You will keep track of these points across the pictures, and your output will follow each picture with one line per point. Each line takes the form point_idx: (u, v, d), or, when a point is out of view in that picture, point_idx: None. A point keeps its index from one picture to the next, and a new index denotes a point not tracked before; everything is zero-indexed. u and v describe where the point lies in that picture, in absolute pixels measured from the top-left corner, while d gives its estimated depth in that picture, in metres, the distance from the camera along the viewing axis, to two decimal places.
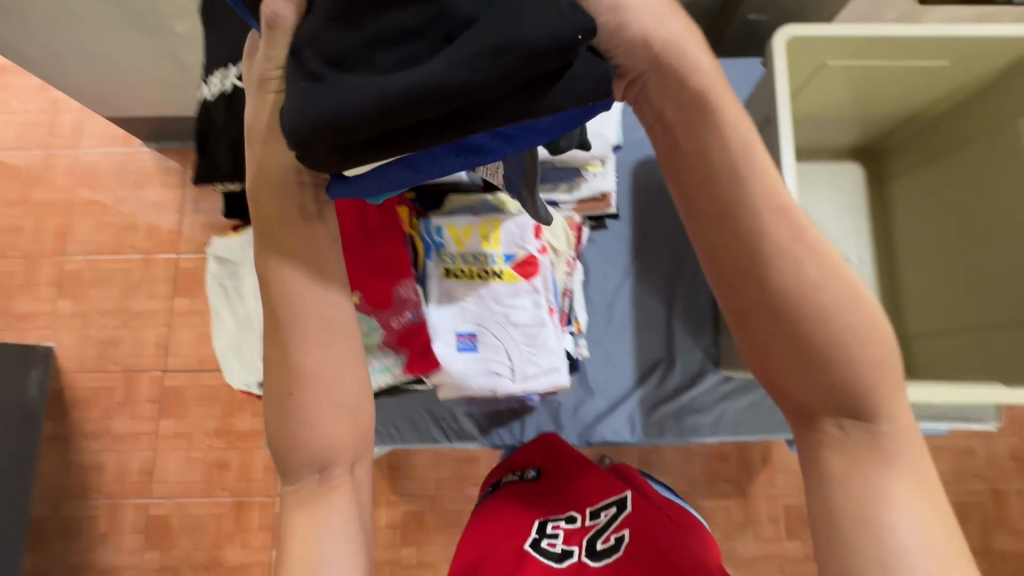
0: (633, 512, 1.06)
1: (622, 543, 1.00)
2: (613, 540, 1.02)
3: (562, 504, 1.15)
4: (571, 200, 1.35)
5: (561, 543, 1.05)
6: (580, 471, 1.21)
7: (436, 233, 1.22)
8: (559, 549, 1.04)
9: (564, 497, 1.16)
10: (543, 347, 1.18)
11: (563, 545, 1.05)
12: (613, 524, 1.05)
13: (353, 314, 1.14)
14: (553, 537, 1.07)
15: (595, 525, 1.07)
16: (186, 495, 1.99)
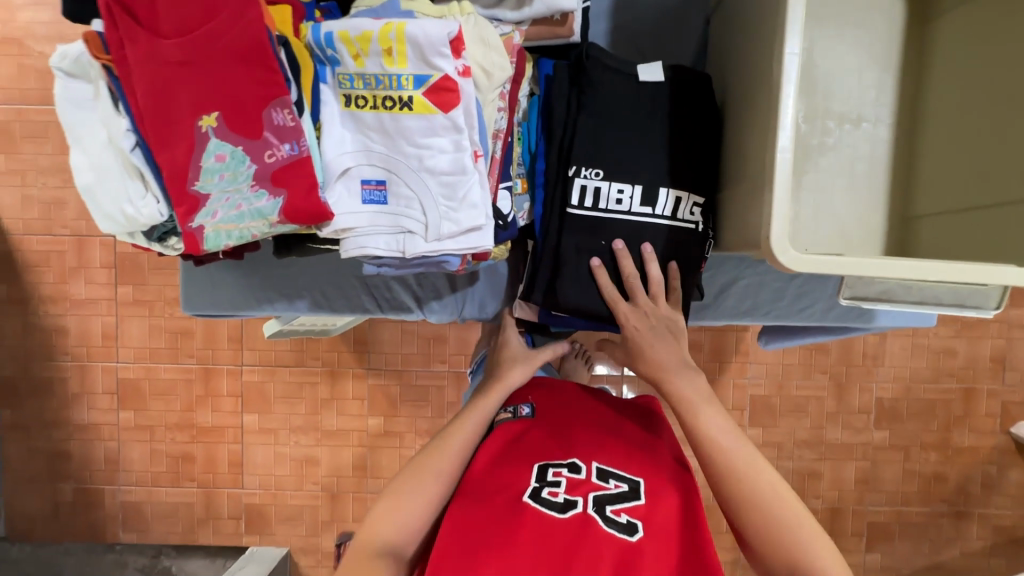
0: (653, 494, 0.79)
1: (637, 527, 0.74)
2: (624, 518, 0.75)
3: (570, 450, 0.86)
4: (523, 24, 0.79)
5: (564, 494, 0.78)
6: (597, 418, 0.93)
7: (324, 46, 0.63)
8: (561, 500, 0.77)
9: (572, 442, 0.87)
10: (468, 202, 0.68)
11: (566, 495, 0.78)
12: (626, 500, 0.78)
13: (209, 139, 0.59)
14: (553, 487, 0.79)
15: (604, 487, 0.79)
16: (153, 361, 1.98)
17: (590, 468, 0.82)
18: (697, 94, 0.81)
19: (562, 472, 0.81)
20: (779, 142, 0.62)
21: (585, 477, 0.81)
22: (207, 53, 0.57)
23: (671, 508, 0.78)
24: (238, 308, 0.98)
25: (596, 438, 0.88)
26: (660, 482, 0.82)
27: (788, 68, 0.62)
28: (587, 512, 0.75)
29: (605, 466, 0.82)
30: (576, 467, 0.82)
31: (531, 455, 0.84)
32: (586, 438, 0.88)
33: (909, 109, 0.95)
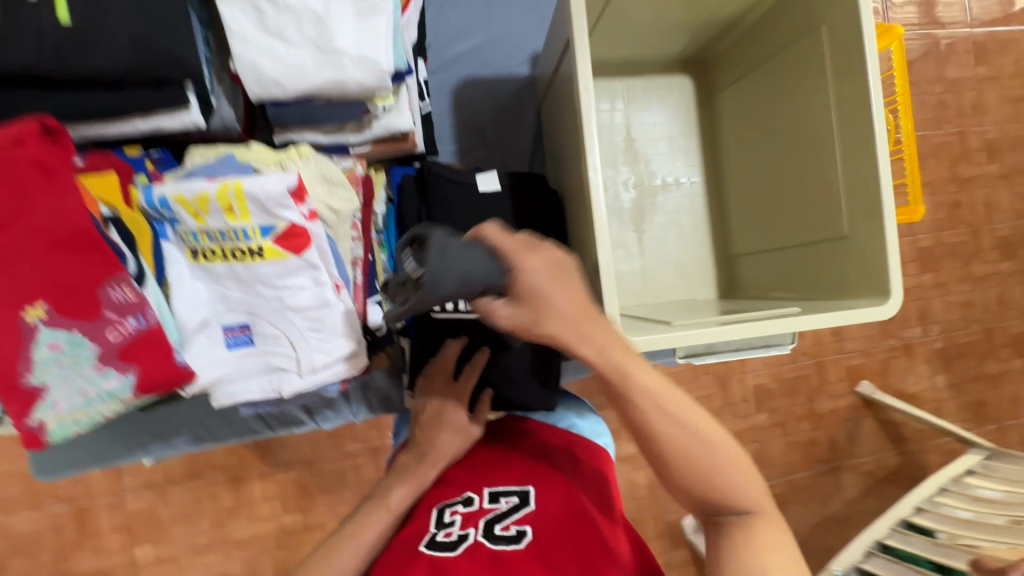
0: (547, 492, 0.68)
1: (525, 533, 0.62)
2: (513, 530, 0.64)
3: (465, 482, 0.75)
4: (366, 144, 0.84)
5: (457, 531, 0.66)
6: (493, 444, 0.84)
7: (160, 209, 0.63)
8: (454, 537, 0.64)
9: (469, 474, 0.77)
10: (338, 331, 0.70)
11: (459, 531, 0.66)
12: (516, 511, 0.66)
13: (39, 330, 0.56)
14: (448, 528, 0.67)
15: (493, 508, 0.68)
16: (7, 514, 1.51)
17: (481, 496, 0.71)
18: (541, 199, 0.91)
19: (457, 509, 0.70)
20: (600, 250, 0.72)
21: (478, 506, 0.69)
22: (26, 247, 0.54)
23: (565, 496, 0.68)
24: (106, 461, 0.90)
25: (490, 466, 0.77)
26: (558, 478, 0.71)
27: (595, 196, 0.72)
28: (475, 539, 0.63)
29: (495, 487, 0.72)
30: (470, 498, 0.71)
31: (429, 503, 0.74)
32: (482, 466, 0.78)
33: (714, 170, 1.14)
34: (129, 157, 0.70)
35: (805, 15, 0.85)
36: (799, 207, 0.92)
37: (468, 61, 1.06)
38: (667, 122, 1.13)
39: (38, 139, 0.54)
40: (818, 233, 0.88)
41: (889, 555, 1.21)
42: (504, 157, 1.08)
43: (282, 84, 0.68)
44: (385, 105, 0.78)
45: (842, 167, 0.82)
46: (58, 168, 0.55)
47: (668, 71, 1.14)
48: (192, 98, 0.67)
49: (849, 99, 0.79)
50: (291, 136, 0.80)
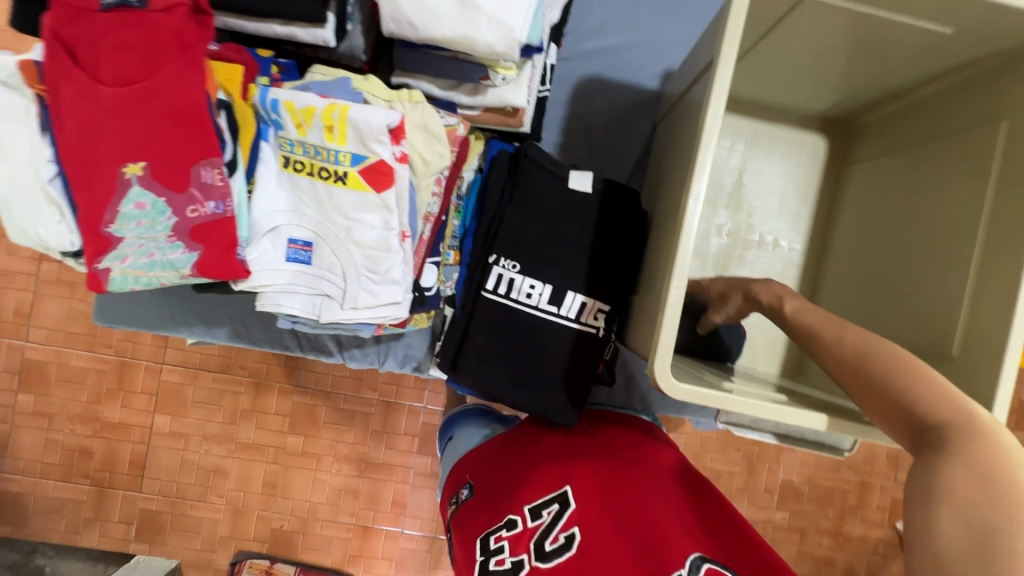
0: (584, 494, 0.66)
1: (575, 534, 0.62)
2: (561, 539, 0.62)
3: (501, 500, 0.71)
4: (476, 109, 0.83)
5: (510, 557, 0.63)
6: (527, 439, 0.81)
7: (269, 111, 0.65)
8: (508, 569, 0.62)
9: (501, 492, 0.73)
10: (389, 278, 0.70)
11: (511, 559, 0.63)
12: (560, 517, 0.64)
13: (131, 186, 0.59)
14: (498, 557, 0.64)
15: (538, 525, 0.65)
16: (66, 346, 1.65)
17: (522, 514, 0.67)
18: (630, 218, 0.86)
19: (502, 534, 0.66)
20: (672, 283, 0.65)
21: (522, 526, 0.65)
22: (144, 108, 0.57)
23: (608, 504, 0.64)
24: (153, 327, 0.95)
25: (517, 477, 0.73)
26: (591, 478, 0.69)
27: (688, 225, 0.65)
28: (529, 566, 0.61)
29: (535, 501, 0.68)
30: (511, 519, 0.67)
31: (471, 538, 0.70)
32: (510, 480, 0.74)
33: (820, 243, 1.04)
34: (260, 56, 0.73)
35: (985, 107, 0.75)
36: (906, 308, 0.82)
37: (600, 61, 1.03)
38: (786, 180, 1.05)
39: (185, 14, 0.58)
40: (917, 343, 0.78)
41: None
42: (604, 163, 1.05)
43: (415, 26, 0.68)
44: (506, 76, 0.77)
45: (973, 279, 0.72)
46: (194, 46, 0.58)
47: (805, 126, 1.05)
48: (330, 17, 0.68)
49: (1009, 207, 0.68)
50: (406, 80, 0.80)
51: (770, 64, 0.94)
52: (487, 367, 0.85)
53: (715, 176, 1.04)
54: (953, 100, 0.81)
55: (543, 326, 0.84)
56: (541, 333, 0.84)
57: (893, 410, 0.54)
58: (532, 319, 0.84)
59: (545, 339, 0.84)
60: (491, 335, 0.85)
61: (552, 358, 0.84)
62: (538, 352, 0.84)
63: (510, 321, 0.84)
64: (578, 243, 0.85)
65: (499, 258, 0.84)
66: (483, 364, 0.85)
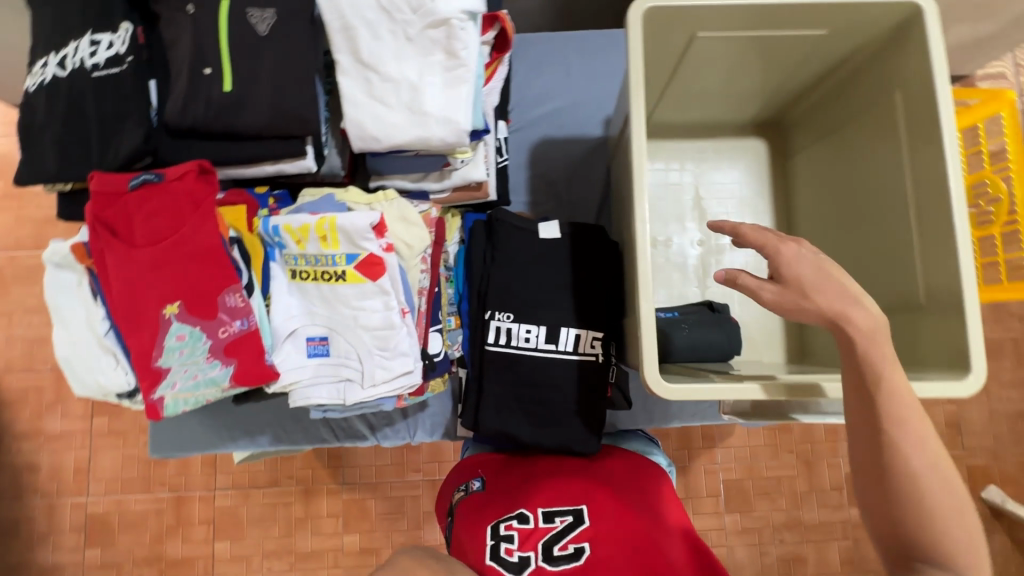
0: (597, 513, 0.75)
1: (585, 549, 0.71)
2: (571, 548, 0.71)
3: (516, 497, 0.80)
4: (445, 191, 0.95)
5: (518, 551, 0.72)
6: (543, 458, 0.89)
7: (273, 236, 0.78)
8: (516, 559, 0.71)
9: (516, 490, 0.82)
10: (399, 351, 0.79)
11: (519, 552, 0.72)
12: (572, 530, 0.73)
13: (171, 323, 0.70)
14: (506, 543, 0.73)
15: (549, 527, 0.74)
16: (125, 492, 1.74)
17: (534, 514, 0.76)
18: (603, 252, 0.95)
19: (513, 524, 0.75)
20: (642, 298, 0.73)
21: (534, 524, 0.75)
22: (174, 258, 0.70)
23: (617, 522, 0.73)
24: (203, 447, 1.04)
25: (531, 484, 0.82)
26: (603, 500, 0.77)
27: (642, 244, 0.74)
28: (537, 563, 0.70)
29: (549, 507, 0.77)
30: (524, 514, 0.76)
31: (480, 520, 0.79)
32: (525, 483, 0.83)
33: (788, 233, 1.12)
34: (259, 193, 0.87)
35: (881, 85, 0.84)
36: (873, 271, 0.88)
37: (546, 125, 1.17)
38: (740, 186, 1.14)
39: (195, 178, 0.71)
40: (892, 301, 0.83)
41: None
42: (572, 210, 1.15)
43: (378, 139, 0.82)
44: (464, 158, 0.90)
45: (916, 230, 0.78)
46: (205, 200, 0.71)
47: (741, 135, 1.16)
48: (309, 149, 0.83)
49: (925, 164, 0.76)
50: (382, 182, 0.93)
51: (692, 93, 1.06)
52: (506, 416, 0.91)
53: (673, 197, 1.14)
54: (855, 86, 0.91)
55: (547, 366, 0.91)
56: (547, 372, 0.91)
57: (888, 505, 0.56)
58: (537, 362, 0.91)
59: (552, 377, 0.91)
60: (503, 385, 0.91)
61: (562, 393, 0.90)
62: (549, 390, 0.91)
63: (517, 368, 0.91)
64: (561, 284, 0.93)
65: (494, 313, 0.92)
66: (502, 413, 0.91)
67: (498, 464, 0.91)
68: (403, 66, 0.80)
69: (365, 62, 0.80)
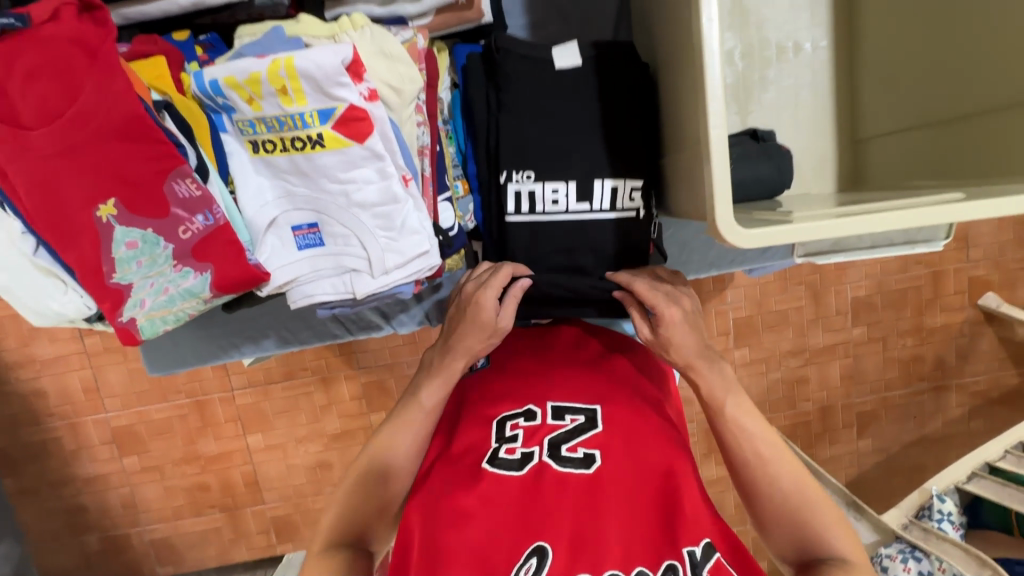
0: (615, 418, 0.64)
1: (597, 458, 0.60)
2: (581, 453, 0.61)
3: (520, 390, 0.69)
4: (427, 14, 0.72)
5: (522, 447, 0.62)
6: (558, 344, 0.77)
7: (215, 96, 0.58)
8: (519, 455, 0.61)
9: (521, 381, 0.71)
10: (408, 229, 0.65)
11: (524, 448, 0.62)
12: (584, 434, 0.63)
13: (114, 228, 0.55)
14: (511, 443, 0.63)
15: (559, 426, 0.64)
16: (143, 404, 1.71)
17: (544, 410, 0.66)
18: (636, 81, 0.76)
19: (518, 423, 0.65)
20: (710, 124, 0.56)
21: (542, 422, 0.65)
22: (85, 139, 0.51)
23: (639, 431, 0.63)
24: (205, 359, 0.95)
25: (545, 372, 0.71)
26: (622, 400, 0.67)
27: (709, 53, 0.56)
28: (541, 459, 0.61)
29: (561, 403, 0.67)
30: (531, 412, 0.66)
31: (483, 408, 0.68)
32: (536, 372, 0.72)
33: (845, 26, 0.92)
34: (177, 40, 0.63)
35: None
36: (965, 64, 0.74)
37: None
38: None
39: (76, 18, 0.50)
40: (991, 100, 0.71)
41: (1000, 478, 1.24)
42: (581, 30, 0.92)
43: None
44: None
45: None
46: (100, 49, 0.50)
47: None
48: None
49: None
50: (343, 10, 0.69)
51: None
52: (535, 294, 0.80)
53: None
54: None
55: (582, 228, 0.78)
56: (583, 234, 0.78)
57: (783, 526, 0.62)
58: (568, 225, 0.78)
59: (586, 241, 0.78)
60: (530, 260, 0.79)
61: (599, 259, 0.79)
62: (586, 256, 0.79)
63: (545, 234, 0.78)
64: (586, 124, 0.77)
65: (512, 173, 0.76)
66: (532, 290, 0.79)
67: (508, 346, 0.79)
68: None
69: None
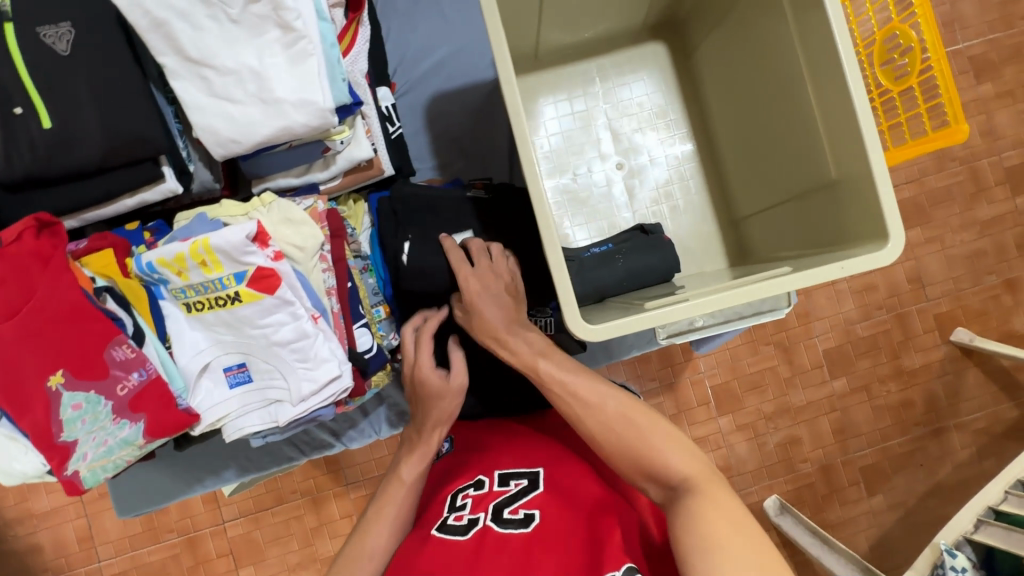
0: (553, 480, 0.71)
1: (535, 513, 0.65)
2: (522, 511, 0.66)
3: (476, 471, 0.77)
4: (336, 178, 0.89)
5: (468, 514, 0.68)
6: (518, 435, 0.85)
7: (151, 272, 0.71)
8: (465, 520, 0.67)
9: (478, 463, 0.79)
10: (321, 358, 0.75)
11: (470, 514, 0.68)
12: (525, 494, 0.69)
13: (62, 394, 0.65)
14: (460, 511, 0.69)
15: (503, 489, 0.70)
16: (136, 548, 1.70)
17: (492, 479, 0.73)
18: (518, 203, 0.92)
19: (469, 494, 0.72)
20: (548, 245, 0.68)
21: (490, 488, 0.71)
22: (39, 325, 0.64)
23: (573, 490, 0.69)
24: (170, 496, 1.01)
25: (500, 450, 0.80)
26: (562, 464, 0.74)
27: (537, 191, 0.69)
28: (485, 520, 0.66)
29: (506, 471, 0.74)
30: (482, 483, 0.73)
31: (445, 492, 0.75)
32: (491, 453, 0.80)
33: (704, 130, 1.08)
34: (129, 230, 0.79)
35: None
36: (787, 156, 0.85)
37: (432, 80, 1.08)
38: (640, 96, 1.09)
39: (34, 234, 0.64)
40: (806, 183, 0.82)
41: (1005, 523, 1.13)
42: (481, 165, 1.09)
43: (239, 142, 0.74)
44: (343, 139, 0.84)
45: (818, 109, 0.75)
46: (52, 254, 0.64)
47: (637, 43, 1.09)
48: (167, 170, 0.76)
49: (810, 34, 0.72)
50: (265, 185, 0.86)
51: (568, 18, 0.98)
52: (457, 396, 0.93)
53: (580, 124, 1.09)
54: None
55: None
56: None
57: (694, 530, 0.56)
58: None
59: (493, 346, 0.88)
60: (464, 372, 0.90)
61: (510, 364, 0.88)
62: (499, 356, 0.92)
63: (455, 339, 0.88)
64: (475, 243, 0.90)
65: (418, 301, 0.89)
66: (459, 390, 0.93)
67: (473, 436, 0.89)
68: (238, 55, 0.72)
69: (197, 61, 0.72)
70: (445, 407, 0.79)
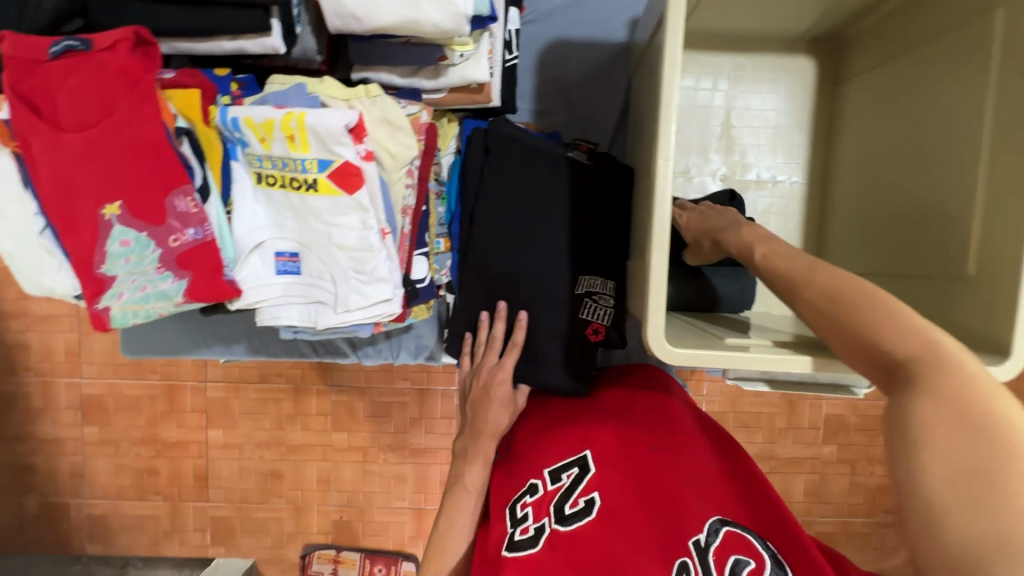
0: (608, 458, 0.65)
1: (597, 500, 0.60)
2: (581, 502, 0.61)
3: (523, 467, 0.71)
4: (439, 91, 0.81)
5: (533, 523, 0.62)
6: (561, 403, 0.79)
7: (233, 129, 0.65)
8: (532, 531, 0.61)
9: (524, 454, 0.72)
10: (377, 276, 0.71)
11: (534, 524, 0.62)
12: (581, 482, 0.63)
13: (113, 226, 0.62)
14: (523, 523, 0.63)
15: (559, 486, 0.64)
16: (117, 377, 1.68)
17: (544, 479, 0.66)
18: (617, 183, 0.85)
19: (526, 500, 0.65)
20: (654, 247, 0.62)
21: (544, 488, 0.65)
22: (108, 149, 0.59)
23: (630, 466, 0.63)
24: (175, 351, 1.00)
25: (540, 435, 0.74)
26: (610, 438, 0.68)
27: (663, 180, 0.62)
28: (551, 527, 0.60)
29: (555, 464, 0.67)
30: (534, 485, 0.66)
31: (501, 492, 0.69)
32: (534, 440, 0.73)
33: (823, 167, 1.00)
34: (216, 74, 0.72)
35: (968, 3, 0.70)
36: (918, 228, 0.77)
37: (562, 19, 0.99)
38: (772, 109, 1.00)
39: (128, 50, 0.58)
40: (925, 265, 0.75)
41: None
42: (583, 126, 1.01)
43: (359, 19, 0.67)
44: (463, 52, 0.76)
45: (981, 194, 0.67)
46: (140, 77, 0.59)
47: (790, 51, 1.00)
48: (275, 24, 0.68)
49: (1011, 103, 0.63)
50: (365, 74, 0.79)
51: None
52: None
53: (699, 117, 1.00)
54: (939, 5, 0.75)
55: (548, 297, 0.83)
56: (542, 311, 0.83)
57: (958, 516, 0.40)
58: (531, 293, 0.83)
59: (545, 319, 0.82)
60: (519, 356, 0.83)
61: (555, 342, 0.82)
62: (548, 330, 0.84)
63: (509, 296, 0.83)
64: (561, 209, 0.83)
65: (482, 247, 0.84)
66: None
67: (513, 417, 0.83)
68: None
69: None
70: (500, 411, 0.76)
